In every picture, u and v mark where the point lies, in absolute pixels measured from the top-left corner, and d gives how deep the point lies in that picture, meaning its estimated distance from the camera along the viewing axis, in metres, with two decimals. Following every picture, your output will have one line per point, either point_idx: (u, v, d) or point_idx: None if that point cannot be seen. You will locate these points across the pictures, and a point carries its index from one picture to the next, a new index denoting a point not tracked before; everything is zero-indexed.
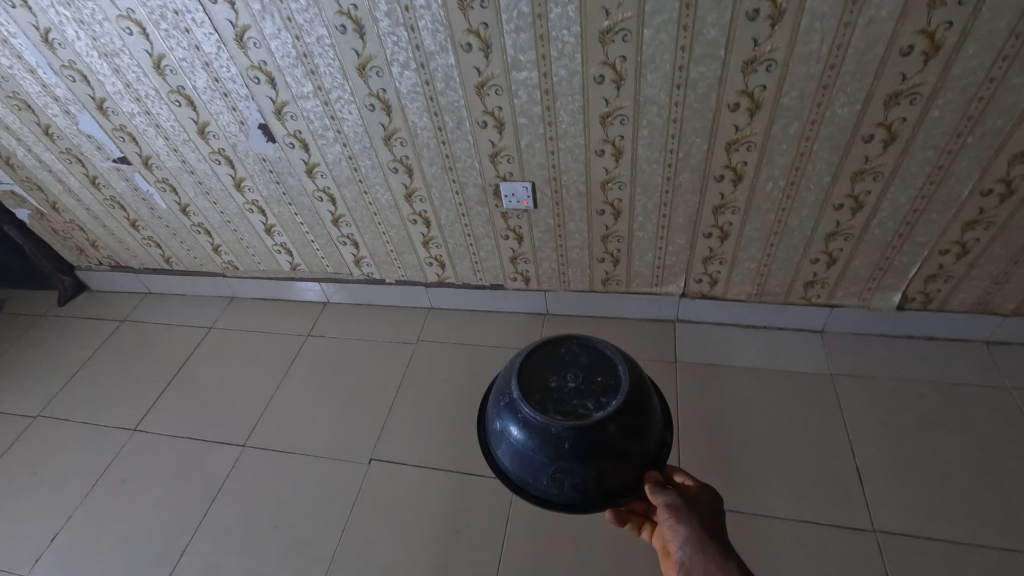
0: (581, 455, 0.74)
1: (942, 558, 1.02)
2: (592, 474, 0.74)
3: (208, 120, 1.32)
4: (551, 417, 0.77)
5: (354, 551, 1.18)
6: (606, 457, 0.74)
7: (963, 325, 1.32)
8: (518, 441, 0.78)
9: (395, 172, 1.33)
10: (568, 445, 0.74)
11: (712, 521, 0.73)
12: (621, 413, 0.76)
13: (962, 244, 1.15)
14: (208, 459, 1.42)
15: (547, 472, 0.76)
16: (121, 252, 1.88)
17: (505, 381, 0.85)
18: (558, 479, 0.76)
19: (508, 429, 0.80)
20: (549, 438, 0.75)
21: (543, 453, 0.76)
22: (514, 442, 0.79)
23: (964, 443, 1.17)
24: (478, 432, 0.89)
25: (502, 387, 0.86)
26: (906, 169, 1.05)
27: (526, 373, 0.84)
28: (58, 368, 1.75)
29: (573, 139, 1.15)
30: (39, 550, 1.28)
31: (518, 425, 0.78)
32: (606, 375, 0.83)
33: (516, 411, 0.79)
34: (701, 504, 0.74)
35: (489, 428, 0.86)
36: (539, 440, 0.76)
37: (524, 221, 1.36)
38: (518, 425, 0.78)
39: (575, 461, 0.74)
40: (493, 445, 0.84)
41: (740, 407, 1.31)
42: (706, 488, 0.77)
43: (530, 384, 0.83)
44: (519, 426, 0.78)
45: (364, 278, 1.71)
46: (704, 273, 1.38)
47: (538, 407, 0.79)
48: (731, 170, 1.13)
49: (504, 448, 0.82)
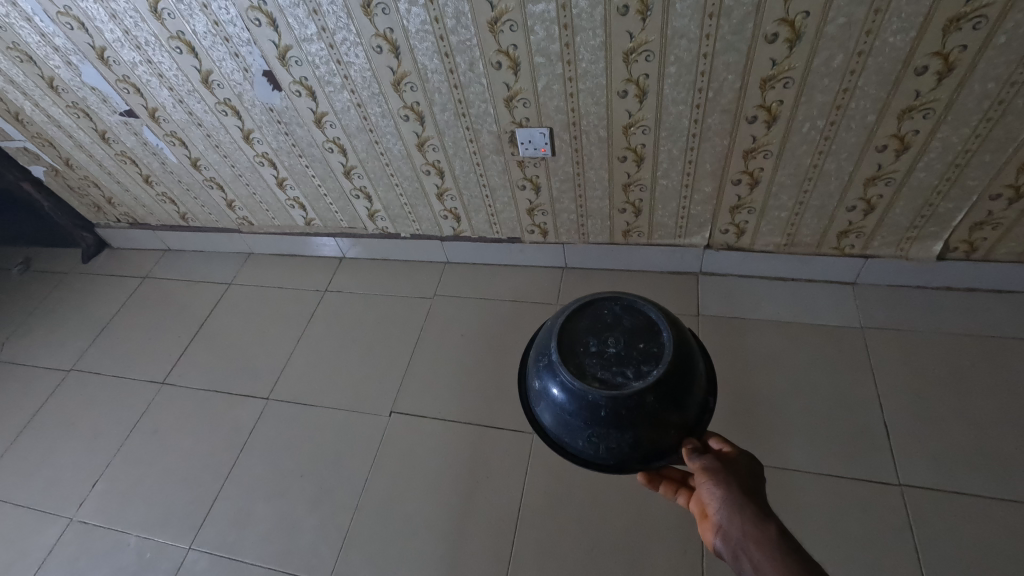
0: (619, 422, 0.74)
1: (969, 512, 1.00)
2: (628, 440, 0.75)
3: (210, 68, 1.27)
4: (590, 383, 0.77)
5: (378, 498, 1.22)
6: (643, 426, 0.74)
7: (1007, 276, 1.25)
8: (557, 403, 0.79)
9: (406, 120, 1.27)
10: (605, 412, 0.75)
11: (751, 486, 0.68)
12: (661, 383, 0.74)
13: (1015, 188, 1.06)
14: (234, 411, 1.45)
15: (583, 435, 0.77)
16: (138, 208, 1.88)
17: (545, 341, 0.84)
18: (594, 443, 0.77)
19: (546, 389, 0.81)
20: (587, 403, 0.75)
21: (579, 417, 0.76)
22: (553, 403, 0.80)
23: (1001, 398, 1.12)
24: (520, 386, 0.90)
25: (543, 346, 0.85)
26: (962, 105, 0.96)
27: (567, 334, 0.83)
28: (87, 323, 1.79)
29: (594, 79, 1.08)
30: (83, 495, 1.34)
31: (558, 388, 0.79)
32: (649, 342, 0.80)
33: (556, 374, 0.80)
34: (740, 468, 0.70)
35: (529, 384, 0.87)
36: (578, 404, 0.76)
37: (541, 169, 1.30)
38: (559, 389, 0.78)
39: (611, 428, 0.75)
40: (532, 400, 0.85)
41: (763, 361, 1.28)
42: (745, 452, 0.72)
43: (570, 346, 0.82)
44: (560, 390, 0.79)
45: (379, 232, 1.68)
46: (731, 223, 1.32)
47: (578, 372, 0.78)
48: (765, 110, 1.05)
49: (543, 406, 0.83)
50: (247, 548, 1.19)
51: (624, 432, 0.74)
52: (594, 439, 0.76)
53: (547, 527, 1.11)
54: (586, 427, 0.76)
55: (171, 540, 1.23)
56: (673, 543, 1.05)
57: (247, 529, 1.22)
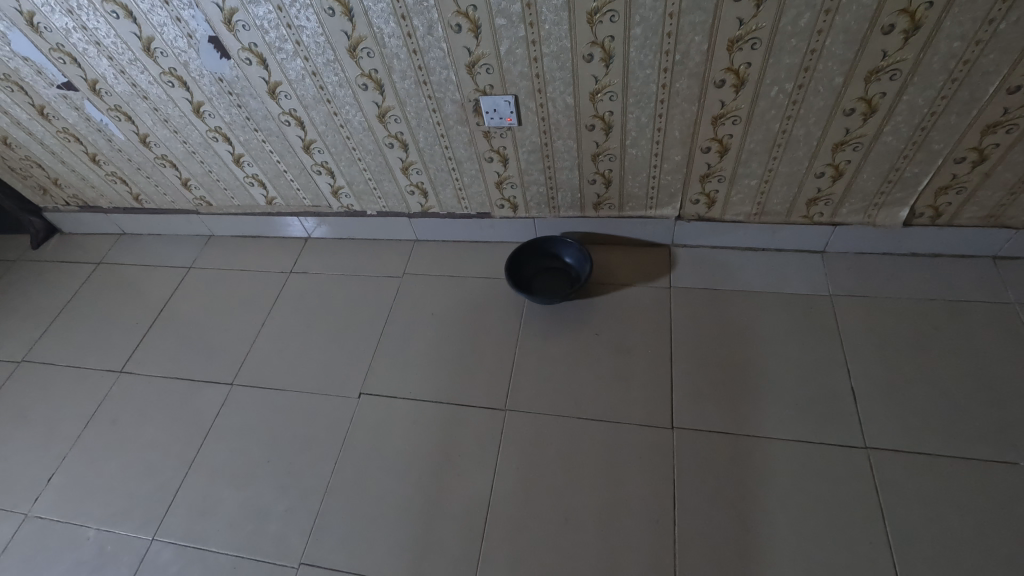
0: (532, 278, 1.46)
1: (930, 471, 1.02)
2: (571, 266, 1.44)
3: (151, 35, 1.19)
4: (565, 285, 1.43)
5: (348, 481, 1.19)
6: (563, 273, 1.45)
7: (971, 241, 1.26)
8: (561, 241, 1.44)
9: (364, 89, 1.21)
10: (540, 270, 1.47)
11: None
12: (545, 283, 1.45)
13: (980, 150, 1.07)
14: (197, 398, 1.40)
15: (547, 247, 1.46)
16: (87, 190, 1.78)
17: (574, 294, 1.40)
18: (540, 243, 1.46)
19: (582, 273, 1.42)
20: (548, 264, 1.47)
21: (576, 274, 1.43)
22: (561, 242, 1.44)
23: (963, 362, 1.14)
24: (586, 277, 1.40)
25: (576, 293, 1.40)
26: (928, 65, 0.95)
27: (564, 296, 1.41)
28: (39, 312, 1.70)
29: (558, 42, 1.04)
30: (38, 491, 1.28)
31: (568, 257, 1.45)
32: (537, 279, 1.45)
33: (582, 259, 1.42)
34: None
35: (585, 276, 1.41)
36: (551, 257, 1.47)
37: (508, 140, 1.26)
38: (571, 262, 1.45)
39: (526, 266, 1.46)
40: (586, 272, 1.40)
41: (734, 332, 1.28)
42: None
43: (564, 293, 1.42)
44: (563, 261, 1.46)
45: (344, 210, 1.62)
46: (701, 193, 1.30)
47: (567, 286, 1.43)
48: (733, 73, 1.03)
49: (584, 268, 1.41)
50: (213, 536, 1.16)
51: (521, 271, 1.46)
52: (534, 242, 1.46)
53: (519, 503, 1.10)
54: (536, 249, 1.47)
55: (134, 531, 1.19)
56: (644, 515, 1.05)
57: (214, 517, 1.19)
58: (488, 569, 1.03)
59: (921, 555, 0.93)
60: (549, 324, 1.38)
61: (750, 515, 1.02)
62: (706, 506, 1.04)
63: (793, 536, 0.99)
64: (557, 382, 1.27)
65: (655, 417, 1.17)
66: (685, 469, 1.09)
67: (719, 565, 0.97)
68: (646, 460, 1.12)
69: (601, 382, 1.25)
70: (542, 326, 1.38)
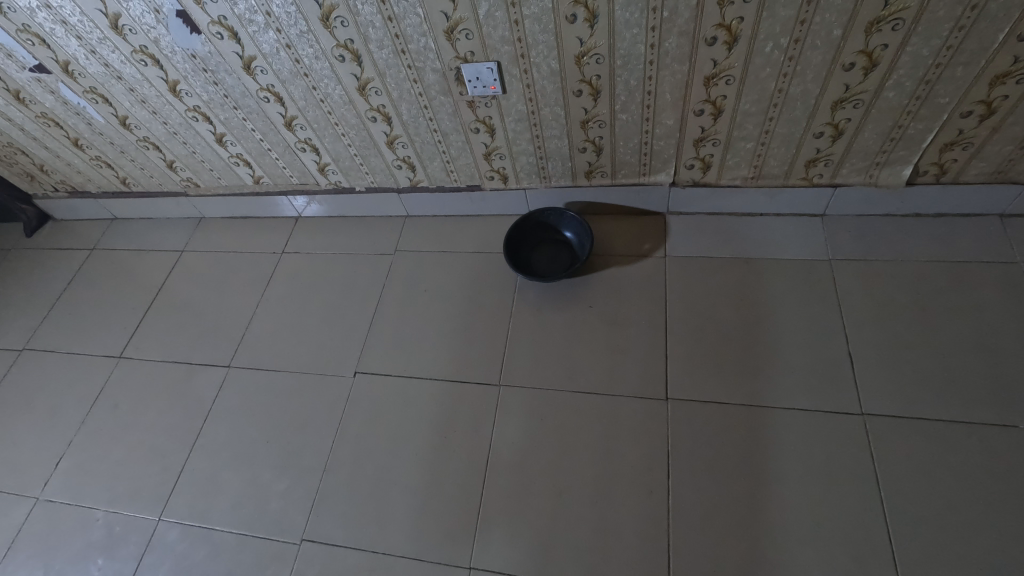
0: (531, 252, 1.43)
1: (926, 435, 1.01)
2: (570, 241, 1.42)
3: (117, 11, 1.15)
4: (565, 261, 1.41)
5: (346, 459, 1.21)
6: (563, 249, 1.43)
7: (978, 198, 1.21)
8: (559, 215, 1.42)
9: (342, 61, 1.16)
10: (538, 246, 1.44)
11: None
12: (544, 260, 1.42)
13: (988, 103, 1.01)
14: (196, 381, 1.41)
15: (547, 224, 1.44)
16: (74, 175, 1.76)
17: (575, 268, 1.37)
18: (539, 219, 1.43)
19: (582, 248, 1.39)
20: (546, 239, 1.44)
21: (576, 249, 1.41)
22: (562, 217, 1.41)
23: (965, 325, 1.11)
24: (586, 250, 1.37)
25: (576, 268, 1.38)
26: (932, 13, 0.89)
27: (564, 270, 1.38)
28: (36, 301, 1.71)
29: (538, 2, 0.98)
30: (47, 476, 1.31)
31: (568, 232, 1.43)
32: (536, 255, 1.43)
33: (582, 232, 1.39)
34: None
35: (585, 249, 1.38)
36: (550, 231, 1.44)
37: (493, 108, 1.21)
38: (571, 237, 1.43)
39: (525, 243, 1.44)
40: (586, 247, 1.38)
41: (731, 301, 1.25)
42: None
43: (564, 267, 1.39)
44: (563, 236, 1.44)
45: (333, 187, 1.59)
46: (696, 157, 1.25)
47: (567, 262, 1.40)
48: (725, 29, 0.97)
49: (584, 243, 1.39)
50: (218, 514, 1.18)
51: (519, 247, 1.43)
52: (531, 218, 1.43)
53: (515, 476, 1.11)
54: (535, 223, 1.44)
55: (142, 512, 1.22)
56: (638, 485, 1.06)
57: (217, 498, 1.21)
58: (485, 542, 1.05)
59: (916, 520, 0.94)
60: (544, 298, 1.36)
61: (745, 482, 1.02)
62: (701, 477, 1.04)
63: (786, 503, 0.99)
64: (552, 355, 1.26)
65: (648, 389, 1.16)
66: (680, 440, 1.09)
67: (714, 532, 0.98)
68: (640, 432, 1.11)
69: (596, 354, 1.24)
70: (536, 299, 1.36)
